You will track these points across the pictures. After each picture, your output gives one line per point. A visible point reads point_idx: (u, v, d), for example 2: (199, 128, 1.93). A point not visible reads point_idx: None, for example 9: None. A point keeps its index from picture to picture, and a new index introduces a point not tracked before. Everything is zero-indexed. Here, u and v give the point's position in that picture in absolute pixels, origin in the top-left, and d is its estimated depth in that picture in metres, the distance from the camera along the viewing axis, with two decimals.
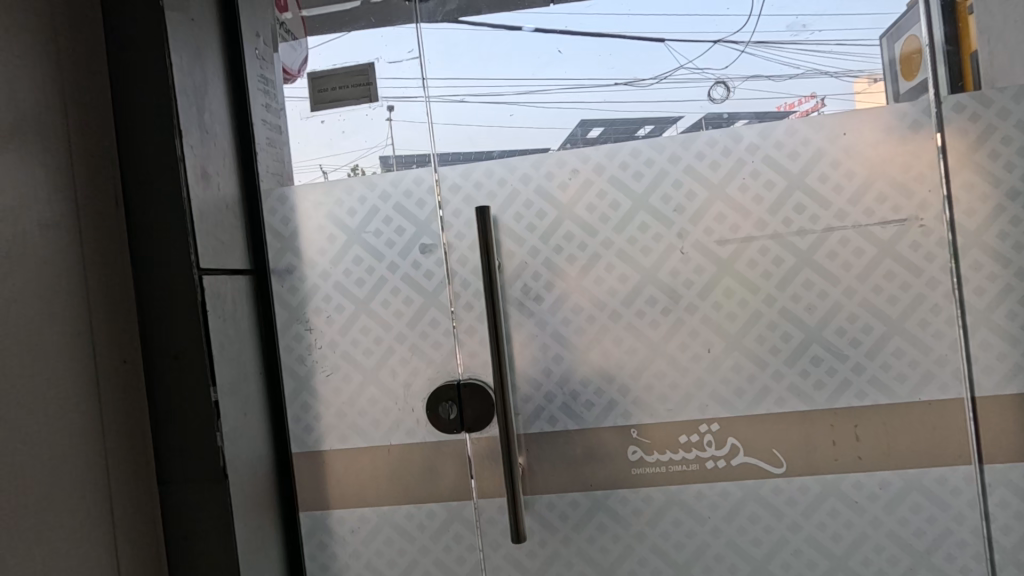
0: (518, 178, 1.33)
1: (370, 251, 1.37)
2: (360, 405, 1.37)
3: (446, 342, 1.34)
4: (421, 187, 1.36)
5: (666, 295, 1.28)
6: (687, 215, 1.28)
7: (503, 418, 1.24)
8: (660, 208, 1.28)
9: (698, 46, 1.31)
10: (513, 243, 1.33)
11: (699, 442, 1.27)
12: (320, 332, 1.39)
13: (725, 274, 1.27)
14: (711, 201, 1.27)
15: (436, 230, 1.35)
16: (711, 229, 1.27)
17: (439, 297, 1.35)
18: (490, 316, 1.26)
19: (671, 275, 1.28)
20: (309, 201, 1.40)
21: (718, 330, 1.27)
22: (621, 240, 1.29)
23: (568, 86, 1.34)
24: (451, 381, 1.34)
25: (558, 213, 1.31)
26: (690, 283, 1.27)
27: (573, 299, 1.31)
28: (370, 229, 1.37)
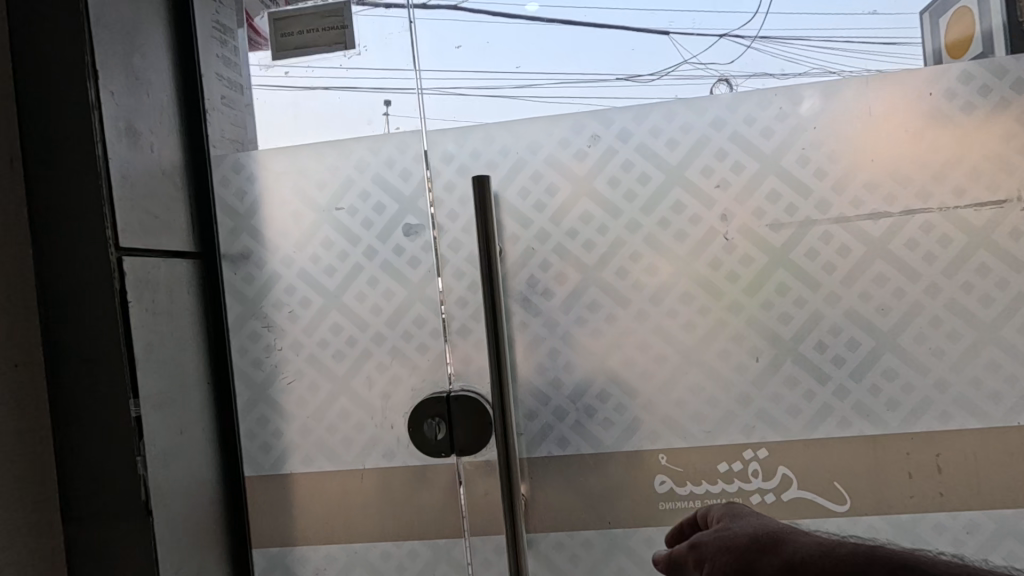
0: (526, 146, 1.09)
1: (342, 233, 1.12)
2: (328, 421, 1.12)
3: (436, 343, 1.10)
4: (406, 156, 1.12)
5: (705, 291, 1.04)
6: (732, 192, 1.04)
7: (502, 441, 1.03)
8: (698, 185, 1.05)
9: (701, 40, 1.08)
10: (516, 226, 1.09)
11: (743, 472, 1.03)
12: (281, 330, 1.14)
13: (777, 267, 1.03)
14: (762, 176, 1.03)
15: (423, 204, 1.11)
16: (762, 210, 1.03)
17: (426, 290, 1.10)
18: (490, 314, 1.04)
19: (711, 267, 1.04)
20: (273, 168, 1.16)
21: (768, 334, 1.03)
22: (651, 224, 1.06)
23: (559, 79, 1.10)
24: (439, 392, 1.09)
25: (574, 188, 1.07)
26: (735, 276, 1.04)
27: (589, 294, 1.07)
28: (344, 205, 1.13)
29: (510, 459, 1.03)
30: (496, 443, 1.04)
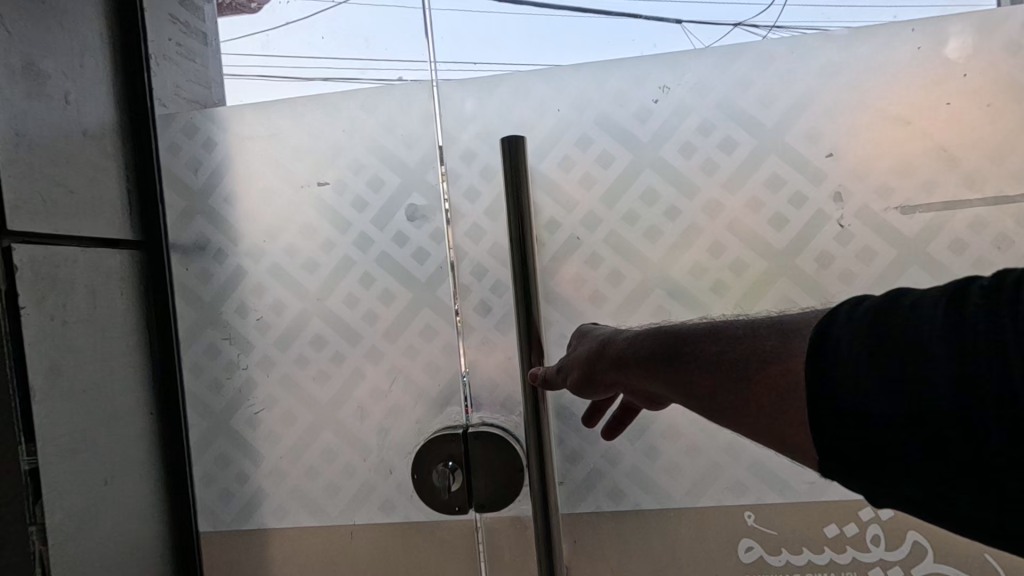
0: (571, 102, 0.82)
1: (325, 216, 0.85)
2: (309, 463, 0.85)
3: (452, 362, 0.84)
4: (411, 117, 0.84)
5: (809, 295, 0.78)
6: (849, 163, 0.77)
7: (540, 505, 0.77)
8: (801, 155, 0.78)
9: (711, 30, 0.80)
10: (557, 210, 0.83)
11: (859, 538, 0.77)
12: (248, 344, 0.87)
13: (911, 264, 0.76)
14: (895, 141, 0.76)
15: (433, 180, 0.84)
16: (893, 188, 0.76)
17: (437, 293, 0.84)
18: (524, 321, 0.76)
19: (818, 264, 0.78)
20: (237, 128, 0.87)
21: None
22: (736, 206, 0.80)
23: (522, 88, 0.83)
24: (452, 428, 0.83)
25: (635, 158, 0.81)
26: (850, 277, 0.77)
27: (654, 298, 0.82)
28: (328, 179, 0.85)
29: (551, 526, 0.77)
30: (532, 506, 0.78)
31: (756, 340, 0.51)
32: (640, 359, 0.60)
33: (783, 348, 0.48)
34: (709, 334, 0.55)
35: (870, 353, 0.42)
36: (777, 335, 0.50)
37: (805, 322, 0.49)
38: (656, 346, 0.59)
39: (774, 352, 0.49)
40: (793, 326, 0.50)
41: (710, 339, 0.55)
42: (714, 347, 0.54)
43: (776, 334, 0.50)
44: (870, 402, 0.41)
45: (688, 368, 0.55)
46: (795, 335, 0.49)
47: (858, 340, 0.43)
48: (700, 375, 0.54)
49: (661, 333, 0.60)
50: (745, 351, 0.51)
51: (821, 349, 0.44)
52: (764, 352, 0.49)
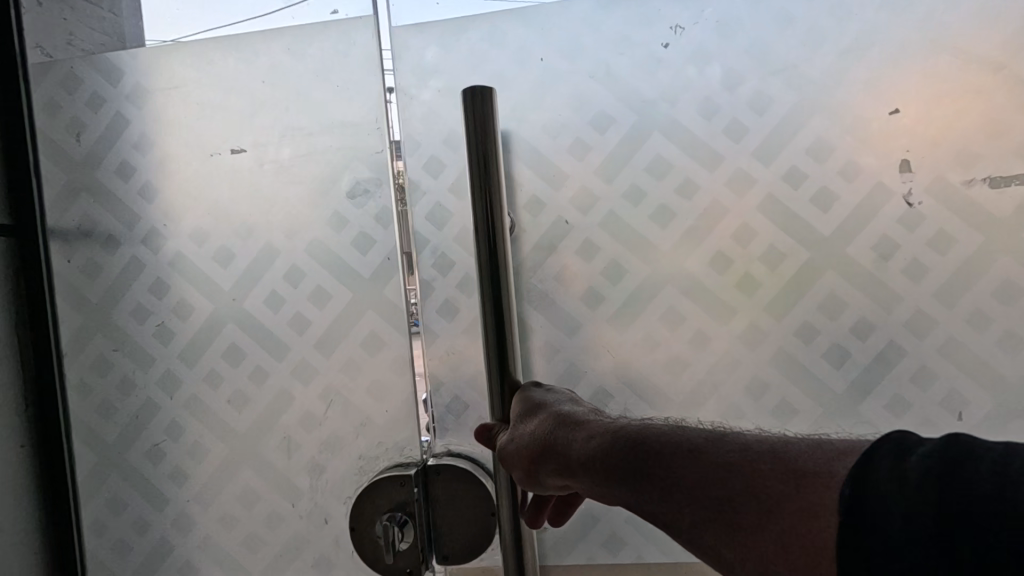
0: (558, 48, 0.64)
1: (241, 192, 0.68)
2: (231, 503, 0.69)
3: (405, 384, 0.67)
4: (349, 66, 0.67)
5: (864, 294, 0.61)
6: (923, 122, 0.59)
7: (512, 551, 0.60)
8: (858, 113, 0.60)
9: None
10: (539, 186, 0.66)
11: None
12: (146, 356, 0.69)
13: (1002, 254, 0.58)
14: (981, 92, 0.58)
15: (379, 146, 0.67)
16: (980, 153, 0.58)
17: (383, 290, 0.67)
18: (496, 331, 0.57)
19: (875, 255, 0.60)
20: (132, 83, 0.69)
21: (976, 372, 0.59)
22: (770, 180, 0.62)
23: (493, 42, 0.66)
24: (401, 468, 0.65)
25: (639, 119, 0.64)
26: (919, 271, 0.60)
27: (663, 298, 0.64)
28: (245, 146, 0.68)
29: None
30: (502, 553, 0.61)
31: (757, 476, 0.39)
32: (605, 474, 0.45)
33: (797, 497, 0.37)
34: (696, 453, 0.42)
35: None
36: (786, 475, 0.38)
37: (831, 460, 0.38)
38: (626, 463, 0.44)
39: (781, 500, 0.37)
40: (813, 468, 0.38)
41: (702, 463, 0.41)
42: (703, 478, 0.41)
43: (783, 473, 0.38)
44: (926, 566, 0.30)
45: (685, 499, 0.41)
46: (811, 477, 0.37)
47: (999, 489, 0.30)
48: (680, 510, 0.41)
49: (631, 441, 0.45)
50: (743, 487, 0.39)
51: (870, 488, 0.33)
52: (770, 498, 0.38)
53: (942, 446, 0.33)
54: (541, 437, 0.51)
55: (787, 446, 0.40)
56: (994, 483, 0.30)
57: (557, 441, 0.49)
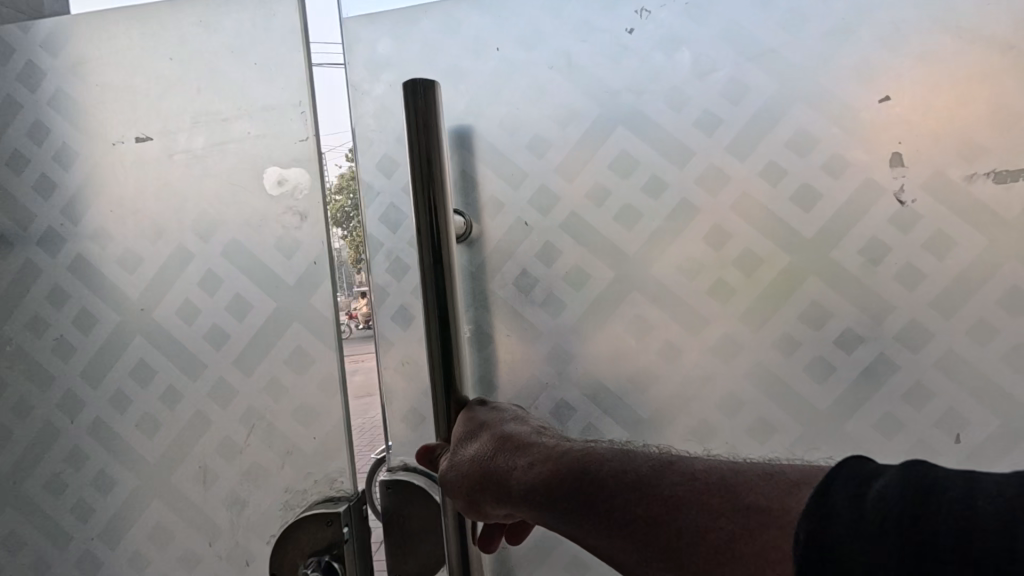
0: (516, 37, 0.60)
1: (149, 184, 0.65)
2: (179, 515, 0.66)
3: (334, 408, 0.64)
4: (262, 50, 0.63)
5: (850, 303, 0.55)
6: (921, 110, 0.52)
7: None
8: (845, 101, 0.54)
9: None
10: (498, 186, 0.62)
11: None
12: (45, 377, 0.67)
13: (1010, 258, 0.52)
14: (990, 75, 0.51)
15: (303, 134, 0.63)
16: (986, 145, 0.51)
17: (308, 298, 0.64)
18: (440, 339, 0.53)
19: (863, 259, 0.54)
20: (67, 72, 0.66)
21: (979, 391, 0.53)
22: (745, 177, 0.56)
23: (449, 32, 0.62)
24: (329, 507, 0.62)
25: (601, 112, 0.59)
26: (914, 278, 0.53)
27: (629, 305, 0.60)
28: (152, 133, 0.65)
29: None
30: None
31: (708, 517, 0.34)
32: (548, 509, 0.40)
33: (749, 541, 0.32)
34: (643, 488, 0.37)
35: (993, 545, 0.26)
36: (737, 514, 0.33)
37: (786, 494, 0.33)
38: (570, 498, 0.39)
39: (732, 544, 0.33)
40: (767, 504, 0.33)
41: (651, 501, 0.36)
42: (651, 517, 0.36)
43: (735, 512, 0.33)
44: None
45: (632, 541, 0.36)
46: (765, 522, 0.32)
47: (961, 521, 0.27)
48: (631, 551, 0.36)
49: (575, 472, 0.40)
50: (692, 528, 0.34)
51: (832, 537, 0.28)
52: (721, 542, 0.33)
53: (903, 471, 0.30)
54: (484, 465, 0.46)
55: (739, 475, 0.35)
56: (961, 519, 0.27)
57: (499, 469, 0.45)
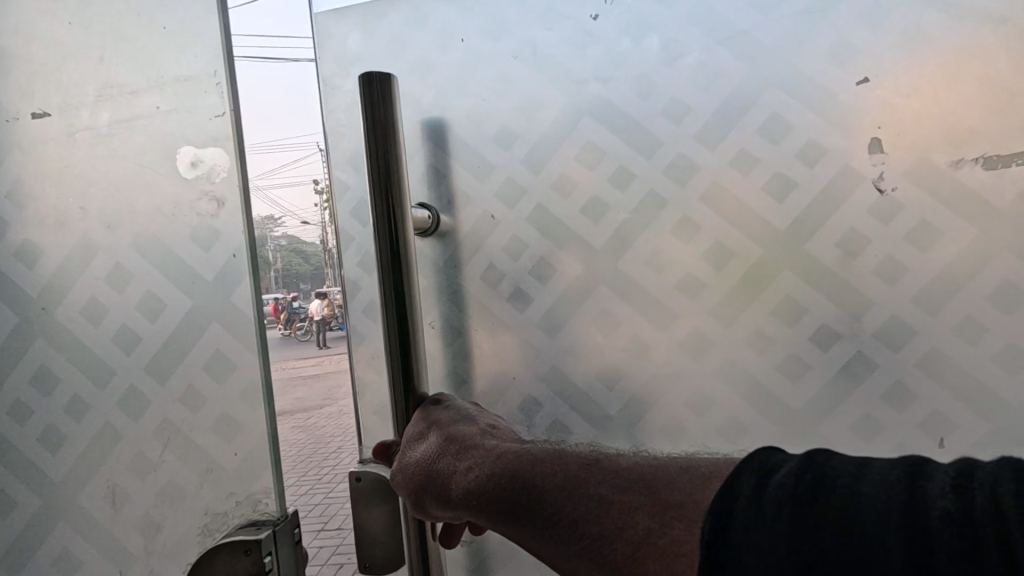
0: (480, 28, 0.59)
1: (48, 160, 0.65)
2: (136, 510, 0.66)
3: (255, 419, 0.62)
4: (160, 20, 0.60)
5: (827, 298, 0.52)
6: (904, 92, 0.48)
7: (419, 566, 0.56)
8: (820, 84, 0.51)
9: None
10: (466, 179, 0.62)
11: None
12: None
13: (1003, 250, 0.48)
14: (982, 51, 0.47)
15: (224, 108, 0.58)
16: (978, 128, 0.47)
17: (227, 296, 0.61)
18: (392, 330, 0.53)
19: (840, 252, 0.51)
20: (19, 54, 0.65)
21: (967, 393, 0.50)
22: (715, 166, 0.54)
23: (416, 25, 0.61)
24: (251, 533, 0.57)
25: (567, 101, 0.57)
26: (896, 271, 0.50)
27: (597, 300, 0.58)
28: (52, 107, 0.64)
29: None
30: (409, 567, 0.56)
31: (624, 512, 0.34)
32: (485, 510, 0.40)
33: (661, 536, 0.32)
34: (567, 483, 0.37)
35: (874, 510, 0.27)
36: (652, 509, 0.33)
37: (699, 487, 0.33)
38: (501, 494, 0.39)
39: (647, 539, 0.32)
40: (680, 499, 0.33)
41: (575, 499, 0.36)
42: (574, 513, 0.35)
43: (649, 506, 0.33)
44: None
45: (561, 544, 0.36)
46: (674, 513, 0.32)
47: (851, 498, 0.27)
48: (560, 553, 0.36)
49: (507, 468, 0.40)
50: (613, 527, 0.34)
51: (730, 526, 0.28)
52: (637, 537, 0.33)
53: (801, 460, 0.30)
54: (432, 462, 0.47)
55: (656, 469, 0.35)
56: (846, 494, 0.27)
57: (446, 470, 0.45)
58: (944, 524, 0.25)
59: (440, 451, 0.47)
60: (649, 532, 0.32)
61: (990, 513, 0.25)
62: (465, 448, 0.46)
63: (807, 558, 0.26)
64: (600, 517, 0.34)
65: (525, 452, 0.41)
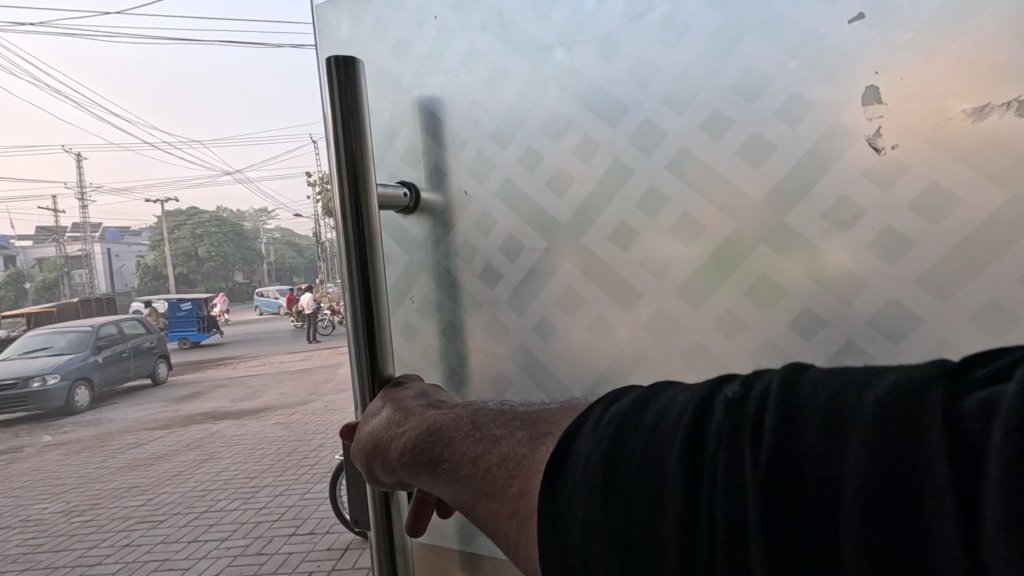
0: (450, 9, 0.70)
1: None
2: None
3: None
4: None
5: (794, 268, 0.55)
6: (915, 29, 0.49)
7: (380, 513, 0.62)
8: (805, 32, 0.53)
9: None
10: (447, 156, 0.72)
11: None
12: None
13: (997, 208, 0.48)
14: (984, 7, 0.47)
15: None
16: (994, 73, 0.47)
17: None
18: (362, 292, 0.58)
19: (793, 231, 0.55)
20: None
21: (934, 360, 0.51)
22: (684, 129, 0.59)
23: (403, 12, 0.73)
24: None
25: (529, 76, 0.66)
26: (854, 243, 0.53)
27: (560, 278, 0.67)
28: None
29: (396, 540, 0.63)
30: (371, 515, 0.63)
31: (509, 442, 0.44)
32: (410, 460, 0.49)
33: (530, 457, 0.41)
34: (470, 428, 0.47)
35: (684, 403, 0.35)
36: (527, 436, 0.43)
37: (561, 421, 0.44)
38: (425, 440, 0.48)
39: (522, 459, 0.42)
40: (547, 431, 0.43)
41: (472, 439, 0.46)
42: (473, 450, 0.45)
43: (526, 436, 0.43)
44: (645, 468, 0.33)
45: (459, 477, 0.45)
46: (543, 443, 0.42)
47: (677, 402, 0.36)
48: (460, 484, 0.44)
49: (431, 423, 0.50)
50: (500, 458, 0.43)
51: (581, 430, 0.38)
52: (514, 459, 0.42)
53: (636, 392, 0.40)
54: (379, 429, 0.54)
55: (537, 414, 0.46)
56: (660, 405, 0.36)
57: (389, 432, 0.52)
58: (725, 410, 0.33)
59: (387, 416, 0.54)
60: (520, 459, 0.42)
61: (761, 398, 0.32)
62: (405, 415, 0.53)
63: (622, 447, 0.35)
64: (487, 452, 0.44)
65: (445, 410, 0.51)
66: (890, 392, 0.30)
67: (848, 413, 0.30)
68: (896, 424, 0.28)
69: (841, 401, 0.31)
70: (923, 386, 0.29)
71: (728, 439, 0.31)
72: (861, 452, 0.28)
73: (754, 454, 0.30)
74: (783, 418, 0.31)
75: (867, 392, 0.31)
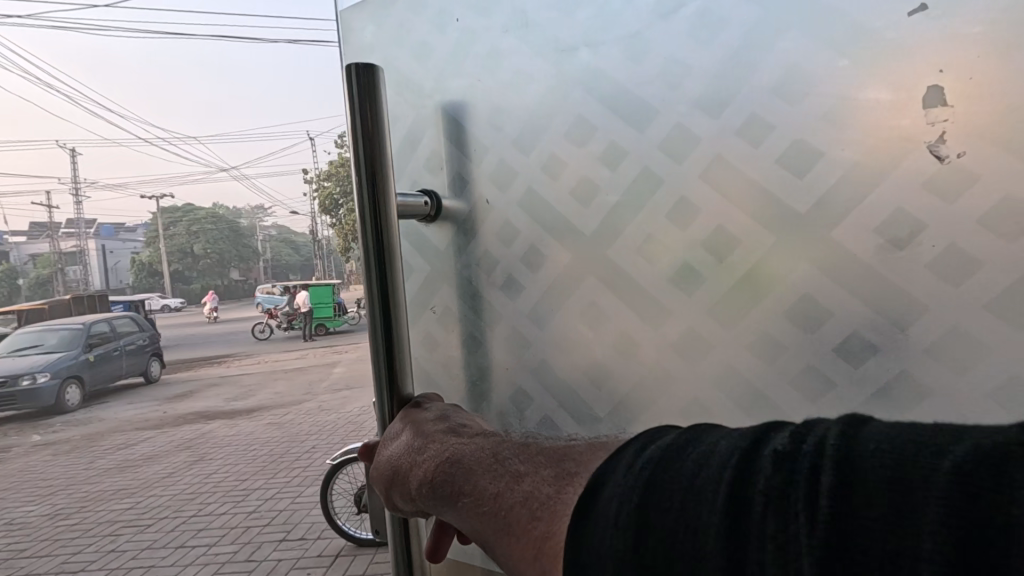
0: (472, 9, 0.66)
1: None
2: None
3: None
4: None
5: (841, 289, 0.51)
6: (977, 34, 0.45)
7: (398, 534, 0.58)
8: (854, 39, 0.49)
9: None
10: (469, 164, 0.68)
11: None
12: None
13: None
14: None
15: None
16: None
17: None
18: (381, 307, 0.54)
19: (844, 248, 0.51)
20: None
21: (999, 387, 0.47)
22: (721, 138, 0.55)
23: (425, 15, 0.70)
24: None
25: (554, 81, 0.62)
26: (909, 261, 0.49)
27: (585, 292, 0.62)
28: None
29: (417, 559, 0.58)
30: (389, 533, 0.59)
31: (531, 480, 0.40)
32: (424, 492, 0.45)
33: (556, 498, 0.38)
34: (487, 462, 0.43)
35: (729, 454, 0.33)
36: (552, 475, 0.39)
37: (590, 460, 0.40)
38: (436, 475, 0.44)
39: (546, 500, 0.38)
40: (575, 470, 0.39)
41: (491, 474, 0.42)
42: (495, 485, 0.41)
43: (551, 475, 0.39)
44: (684, 524, 0.31)
45: (476, 515, 0.41)
46: (571, 484, 0.38)
47: (723, 451, 0.33)
48: (478, 523, 0.40)
49: (446, 453, 0.45)
50: (523, 497, 0.39)
51: (610, 479, 0.35)
52: (537, 500, 0.38)
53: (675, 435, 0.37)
54: (388, 459, 0.49)
55: (564, 449, 0.42)
56: (705, 450, 0.34)
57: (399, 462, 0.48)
58: (774, 465, 0.30)
59: (398, 445, 0.50)
60: (546, 501, 0.38)
61: (816, 454, 0.30)
62: (417, 444, 0.48)
63: (656, 501, 0.32)
64: (508, 490, 0.40)
65: (460, 437, 0.47)
66: (970, 456, 0.27)
67: (918, 478, 0.27)
68: (974, 497, 0.25)
69: (908, 462, 0.28)
70: (1013, 453, 0.26)
71: (778, 500, 0.29)
72: (934, 524, 0.25)
73: (810, 519, 0.27)
74: (840, 481, 0.28)
75: (941, 455, 0.27)
